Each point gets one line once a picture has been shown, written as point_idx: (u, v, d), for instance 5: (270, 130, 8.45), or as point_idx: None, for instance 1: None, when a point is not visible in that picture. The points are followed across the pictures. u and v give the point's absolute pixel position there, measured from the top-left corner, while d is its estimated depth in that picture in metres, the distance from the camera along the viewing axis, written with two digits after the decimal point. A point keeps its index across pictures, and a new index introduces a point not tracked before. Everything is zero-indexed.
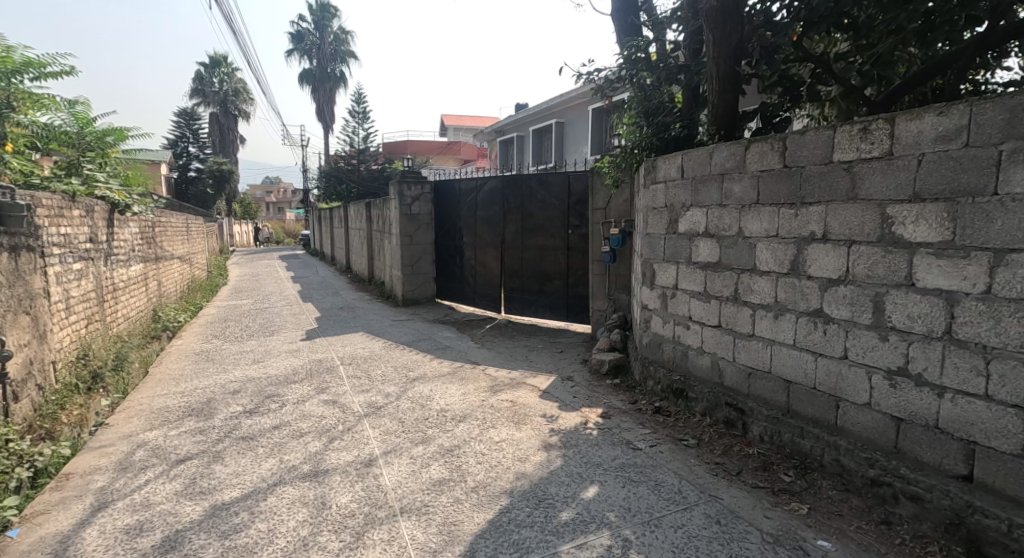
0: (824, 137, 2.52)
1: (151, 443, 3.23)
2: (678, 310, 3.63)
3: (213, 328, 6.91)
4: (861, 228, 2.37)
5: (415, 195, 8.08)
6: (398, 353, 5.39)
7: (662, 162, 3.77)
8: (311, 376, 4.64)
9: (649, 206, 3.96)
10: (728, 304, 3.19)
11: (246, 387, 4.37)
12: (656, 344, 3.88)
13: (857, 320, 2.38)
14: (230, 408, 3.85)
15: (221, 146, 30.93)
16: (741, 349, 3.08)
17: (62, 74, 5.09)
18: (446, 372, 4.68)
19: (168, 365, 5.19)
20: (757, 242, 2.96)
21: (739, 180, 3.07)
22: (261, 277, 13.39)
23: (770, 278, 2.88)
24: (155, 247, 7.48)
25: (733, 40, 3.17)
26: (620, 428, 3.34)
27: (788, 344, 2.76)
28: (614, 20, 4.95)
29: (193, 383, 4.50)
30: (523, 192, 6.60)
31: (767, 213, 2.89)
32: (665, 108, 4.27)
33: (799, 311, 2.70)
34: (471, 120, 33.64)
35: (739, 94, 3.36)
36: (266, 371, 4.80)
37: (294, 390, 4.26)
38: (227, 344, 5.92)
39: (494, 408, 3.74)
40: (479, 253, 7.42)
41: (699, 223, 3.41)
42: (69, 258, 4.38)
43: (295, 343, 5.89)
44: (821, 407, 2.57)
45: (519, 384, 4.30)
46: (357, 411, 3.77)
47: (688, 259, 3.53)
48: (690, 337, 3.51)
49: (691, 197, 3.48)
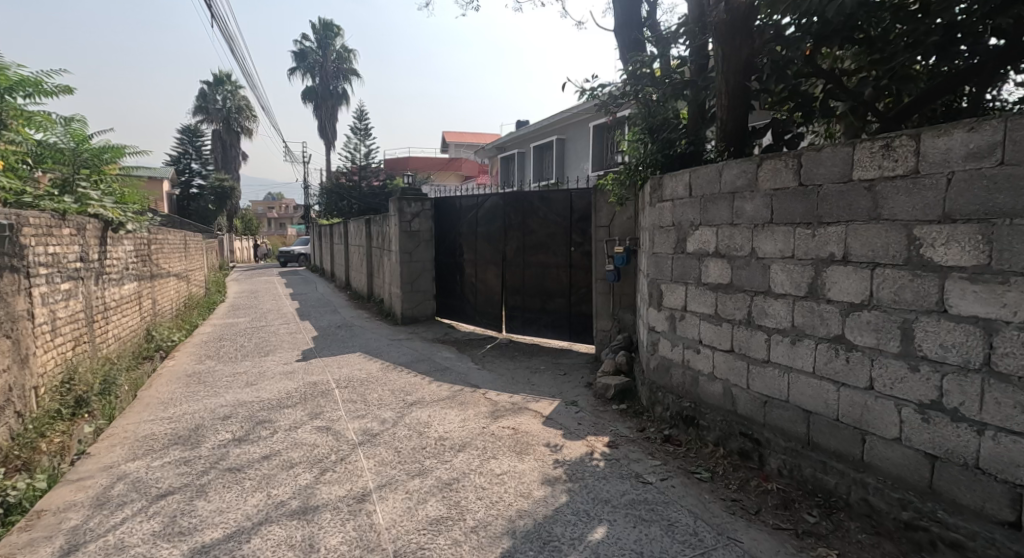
0: (842, 154, 2.41)
1: (132, 476, 3.05)
2: (688, 333, 3.48)
3: (207, 348, 6.74)
4: (884, 250, 2.23)
5: (415, 212, 8.00)
6: (395, 375, 5.22)
7: (668, 179, 3.65)
8: (306, 400, 4.47)
9: (655, 225, 3.83)
10: (741, 329, 3.04)
11: (237, 412, 4.20)
12: (663, 368, 3.73)
13: (883, 348, 2.23)
14: (219, 435, 3.68)
15: (223, 162, 31.12)
16: (755, 375, 2.93)
17: (57, 91, 5.01)
18: (445, 396, 4.51)
19: (158, 387, 5.02)
20: (771, 263, 2.82)
21: (750, 199, 2.95)
22: (260, 294, 13.30)
23: (786, 301, 2.74)
24: (151, 265, 7.37)
25: (742, 54, 3.06)
26: (628, 459, 3.17)
27: (807, 372, 2.60)
28: (617, 36, 4.89)
29: (182, 408, 4.32)
30: (525, 208, 6.49)
31: (781, 232, 2.76)
32: (669, 124, 4.17)
33: (818, 337, 2.55)
34: (471, 137, 33.90)
35: (749, 110, 3.24)
36: (258, 395, 4.63)
37: (286, 416, 4.08)
38: (220, 365, 5.75)
39: (495, 437, 3.57)
40: (479, 271, 7.29)
41: (708, 242, 3.28)
42: (57, 278, 4.26)
43: (290, 364, 5.72)
44: (844, 440, 2.41)
45: (520, 409, 4.12)
46: (352, 440, 3.60)
47: (697, 279, 3.39)
48: (701, 362, 3.35)
49: (699, 216, 3.36)
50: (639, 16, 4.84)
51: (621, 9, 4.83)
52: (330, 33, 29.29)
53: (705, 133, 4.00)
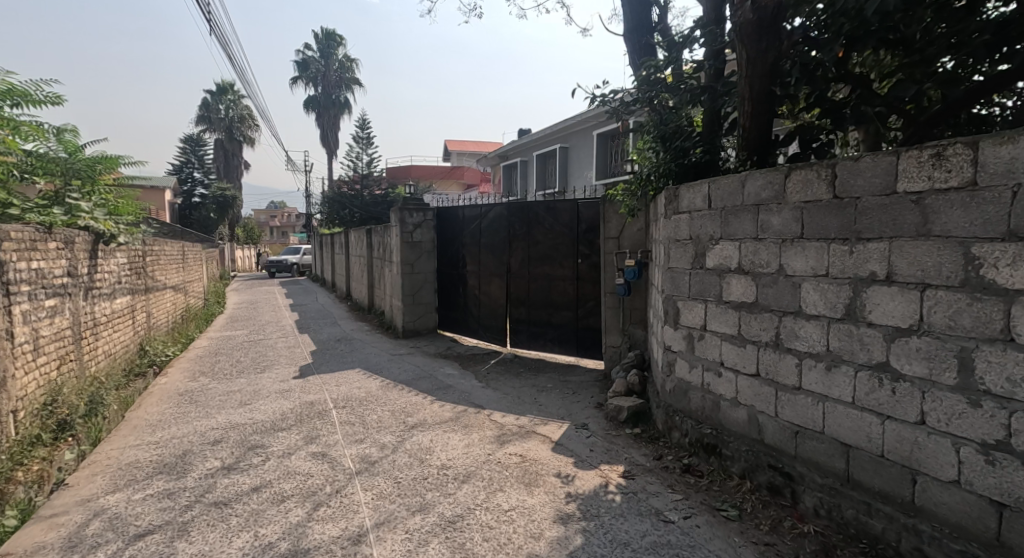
0: (884, 164, 2.19)
1: (110, 511, 2.83)
2: (708, 354, 3.26)
3: (201, 364, 6.53)
4: (937, 270, 2.02)
5: (416, 222, 7.80)
6: (396, 394, 5.00)
7: (684, 190, 3.44)
8: (301, 422, 4.24)
9: (671, 238, 3.62)
10: (767, 352, 2.82)
11: (228, 435, 3.97)
12: (680, 391, 3.51)
13: (937, 379, 2.01)
14: (208, 463, 3.46)
15: (226, 171, 31.14)
16: (784, 403, 2.70)
17: (46, 101, 4.83)
18: (447, 418, 4.27)
19: (148, 407, 4.79)
20: (801, 281, 2.61)
21: (777, 212, 2.74)
22: (260, 305, 13.10)
23: (818, 323, 2.51)
24: (145, 277, 7.18)
25: (769, 58, 2.80)
26: (646, 492, 2.93)
27: (846, 402, 2.38)
28: (627, 42, 4.70)
29: (171, 431, 4.10)
30: (529, 219, 6.28)
31: (813, 248, 2.54)
32: (683, 132, 3.95)
33: (858, 364, 2.33)
34: (473, 145, 33.78)
35: (773, 116, 3.03)
36: (251, 416, 4.40)
37: (280, 440, 3.86)
38: (214, 383, 5.53)
39: (502, 465, 3.34)
40: (483, 282, 7.08)
41: (730, 258, 3.07)
42: (41, 295, 4.07)
43: (286, 382, 5.50)
44: (891, 480, 2.18)
45: (528, 433, 3.89)
46: (348, 468, 3.36)
47: (718, 297, 3.17)
48: (723, 386, 3.13)
49: (720, 229, 3.15)
50: (650, 20, 4.66)
51: (631, 13, 4.64)
52: (330, 43, 29.33)
53: (722, 141, 3.81)
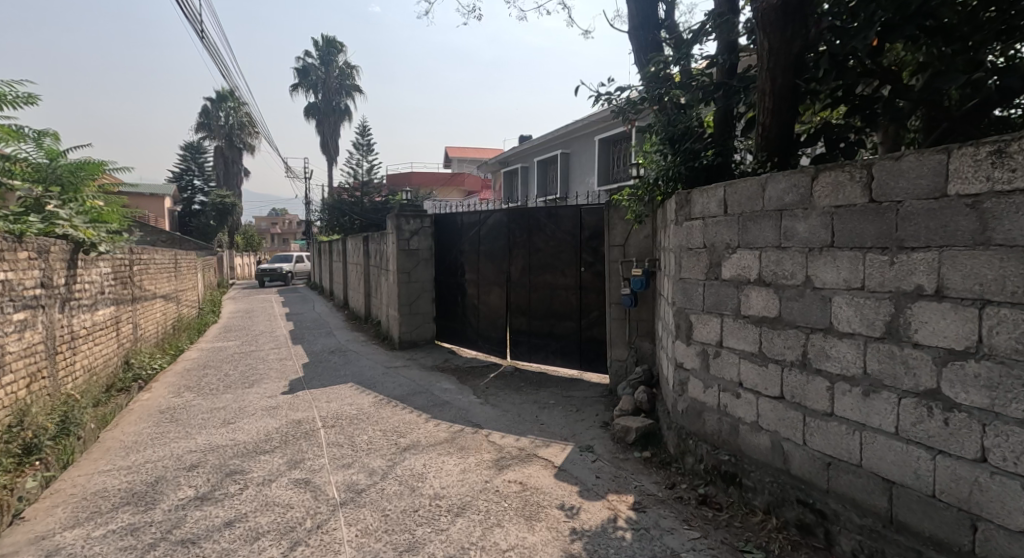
0: (931, 164, 1.94)
1: (64, 552, 2.55)
2: (725, 374, 2.98)
3: (188, 378, 6.25)
4: (999, 284, 1.76)
5: (413, 229, 7.55)
6: (389, 412, 4.73)
7: (697, 195, 3.18)
8: (286, 444, 3.97)
9: (682, 246, 3.35)
10: (792, 373, 2.55)
11: (206, 459, 3.70)
12: (693, 412, 3.23)
13: (1001, 410, 1.74)
14: (180, 493, 3.17)
15: (226, 178, 31.04)
16: (814, 430, 2.43)
17: (19, 101, 4.62)
18: (443, 439, 3.99)
19: (125, 427, 4.52)
20: (832, 295, 2.34)
21: (803, 218, 2.48)
22: (256, 314, 12.85)
23: (853, 342, 2.25)
24: (132, 286, 6.92)
25: (794, 49, 2.55)
26: (659, 529, 2.65)
27: (887, 432, 2.10)
28: (632, 39, 4.46)
29: (146, 454, 3.82)
30: (530, 226, 6.02)
31: (846, 258, 2.28)
32: (693, 134, 3.74)
33: (902, 391, 2.05)
34: (473, 152, 33.65)
35: (797, 114, 2.78)
36: (234, 437, 4.13)
37: (261, 465, 3.58)
38: (198, 399, 5.25)
39: (500, 495, 3.06)
40: (482, 292, 6.81)
41: (749, 268, 2.81)
42: (9, 308, 3.82)
43: (274, 398, 5.22)
44: (945, 525, 1.92)
45: (529, 457, 3.61)
46: (332, 498, 3.08)
47: (736, 311, 2.91)
48: (742, 408, 2.86)
49: (737, 237, 2.89)
50: (656, 16, 4.42)
51: (637, 9, 4.40)
52: (330, 50, 29.28)
53: (734, 143, 3.59)
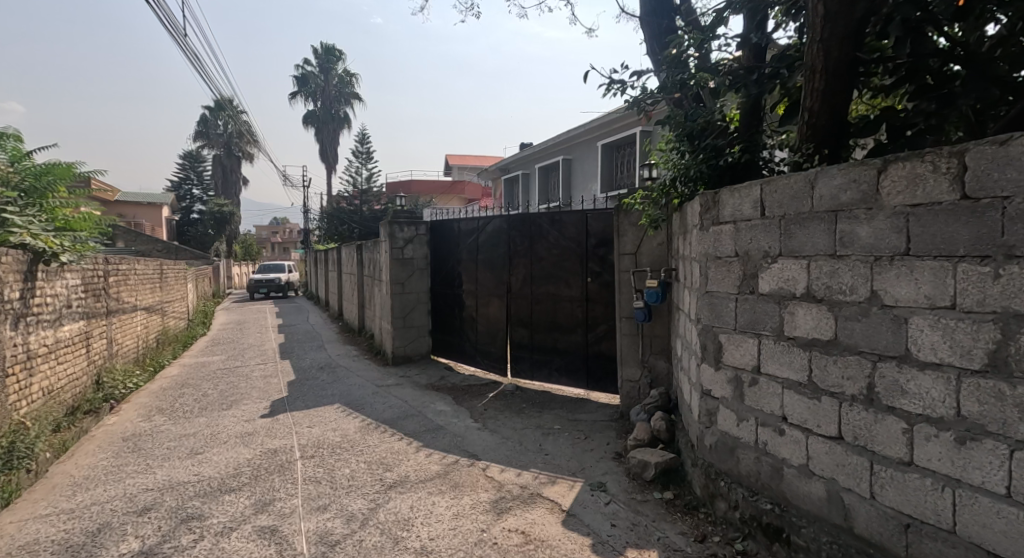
0: None
1: None
2: (764, 406, 2.52)
3: (163, 399, 5.78)
4: None
5: (408, 237, 7.12)
6: (376, 439, 4.25)
7: (727, 194, 2.74)
8: (257, 480, 3.50)
9: (708, 254, 2.89)
10: (853, 409, 2.09)
11: (163, 500, 3.23)
12: (724, 448, 2.76)
13: None
14: (123, 546, 2.70)
15: (224, 187, 30.74)
16: (885, 482, 1.96)
17: None
18: (434, 474, 3.52)
19: (82, 458, 4.04)
20: (910, 316, 1.89)
21: (868, 220, 2.03)
22: (248, 325, 12.39)
23: (940, 375, 1.79)
24: (107, 299, 6.47)
25: (856, 14, 2.15)
26: None
27: (992, 494, 1.64)
28: (645, 26, 4.03)
29: (96, 493, 3.35)
30: (531, 232, 5.57)
31: (928, 270, 1.83)
32: (715, 129, 3.33)
33: (1014, 441, 1.59)
34: (474, 160, 33.35)
35: (851, 97, 2.37)
36: (198, 471, 3.65)
37: (224, 508, 3.11)
38: (168, 424, 4.78)
39: (499, 550, 2.59)
40: (480, 303, 6.35)
41: (794, 280, 2.36)
42: None
43: (251, 423, 4.75)
44: None
45: (533, 498, 3.14)
46: (300, 554, 2.60)
47: (777, 331, 2.45)
48: (786, 447, 2.40)
49: (779, 243, 2.44)
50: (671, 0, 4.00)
51: None
52: (330, 58, 29.02)
53: (763, 138, 3.15)
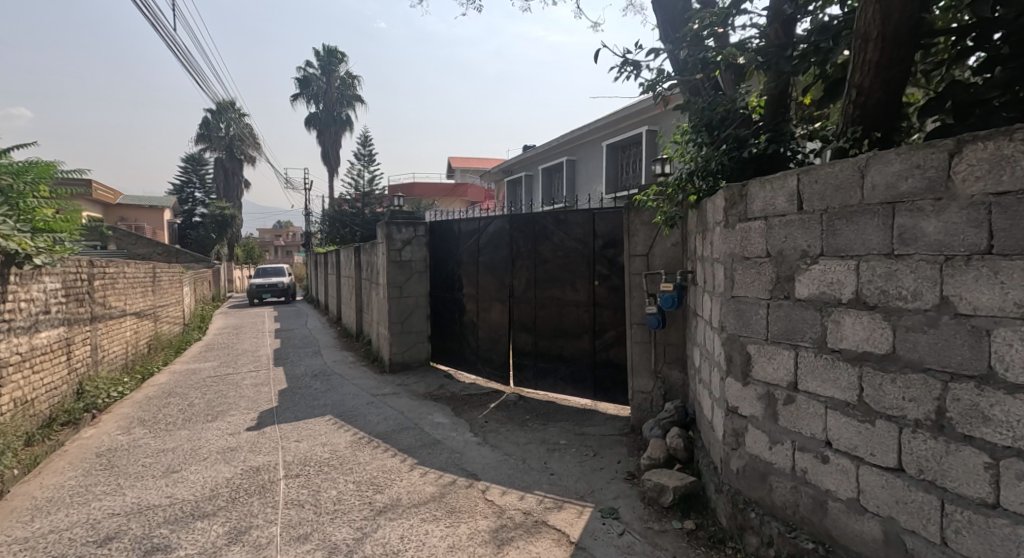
0: None
1: None
2: (802, 428, 2.19)
3: (146, 409, 5.48)
4: None
5: (406, 238, 6.81)
6: (368, 456, 3.93)
7: (757, 186, 2.41)
8: (234, 503, 3.19)
9: (733, 254, 2.56)
10: (917, 437, 1.77)
11: (127, 528, 2.91)
12: (755, 474, 2.43)
13: None
14: None
15: (225, 190, 30.60)
16: (962, 526, 1.64)
17: None
18: (429, 498, 3.20)
19: (50, 476, 3.74)
20: (994, 329, 1.56)
21: (936, 213, 1.71)
22: (245, 330, 12.11)
23: None
24: (91, 303, 6.18)
25: None
26: None
27: None
28: (657, 8, 3.73)
29: (55, 519, 3.04)
30: (535, 233, 5.26)
31: (1018, 271, 1.51)
32: (739, 116, 3.03)
33: None
34: (476, 161, 33.12)
35: (907, 72, 2.07)
36: (171, 494, 3.34)
37: (194, 538, 2.80)
38: (147, 438, 4.47)
39: None
40: (482, 308, 6.04)
41: (839, 284, 2.03)
42: None
43: (235, 436, 4.43)
44: None
45: (538, 526, 2.81)
46: None
47: (819, 342, 2.12)
48: (831, 476, 2.06)
49: (820, 241, 2.11)
50: None
51: None
52: (330, 60, 28.82)
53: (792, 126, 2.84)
